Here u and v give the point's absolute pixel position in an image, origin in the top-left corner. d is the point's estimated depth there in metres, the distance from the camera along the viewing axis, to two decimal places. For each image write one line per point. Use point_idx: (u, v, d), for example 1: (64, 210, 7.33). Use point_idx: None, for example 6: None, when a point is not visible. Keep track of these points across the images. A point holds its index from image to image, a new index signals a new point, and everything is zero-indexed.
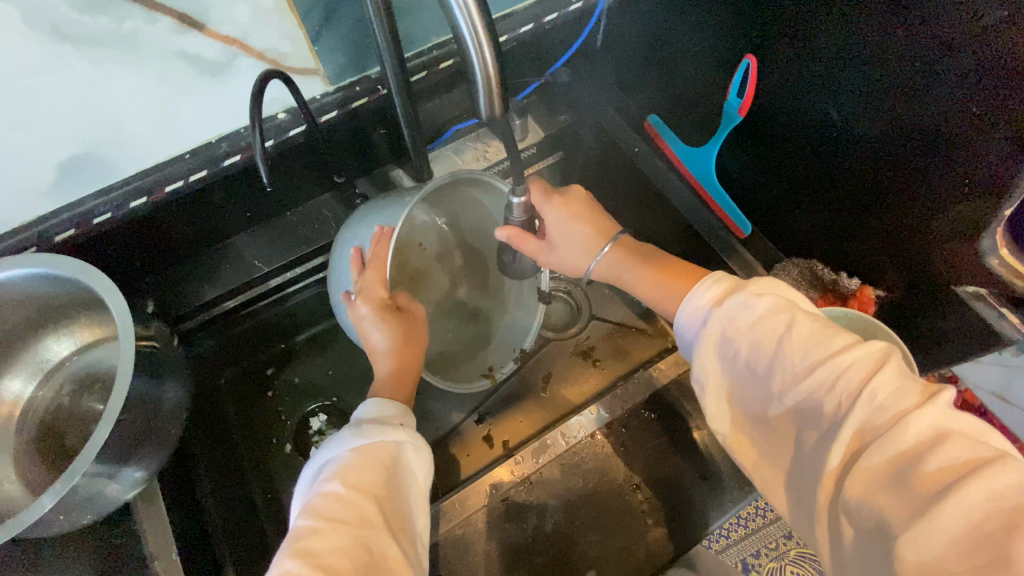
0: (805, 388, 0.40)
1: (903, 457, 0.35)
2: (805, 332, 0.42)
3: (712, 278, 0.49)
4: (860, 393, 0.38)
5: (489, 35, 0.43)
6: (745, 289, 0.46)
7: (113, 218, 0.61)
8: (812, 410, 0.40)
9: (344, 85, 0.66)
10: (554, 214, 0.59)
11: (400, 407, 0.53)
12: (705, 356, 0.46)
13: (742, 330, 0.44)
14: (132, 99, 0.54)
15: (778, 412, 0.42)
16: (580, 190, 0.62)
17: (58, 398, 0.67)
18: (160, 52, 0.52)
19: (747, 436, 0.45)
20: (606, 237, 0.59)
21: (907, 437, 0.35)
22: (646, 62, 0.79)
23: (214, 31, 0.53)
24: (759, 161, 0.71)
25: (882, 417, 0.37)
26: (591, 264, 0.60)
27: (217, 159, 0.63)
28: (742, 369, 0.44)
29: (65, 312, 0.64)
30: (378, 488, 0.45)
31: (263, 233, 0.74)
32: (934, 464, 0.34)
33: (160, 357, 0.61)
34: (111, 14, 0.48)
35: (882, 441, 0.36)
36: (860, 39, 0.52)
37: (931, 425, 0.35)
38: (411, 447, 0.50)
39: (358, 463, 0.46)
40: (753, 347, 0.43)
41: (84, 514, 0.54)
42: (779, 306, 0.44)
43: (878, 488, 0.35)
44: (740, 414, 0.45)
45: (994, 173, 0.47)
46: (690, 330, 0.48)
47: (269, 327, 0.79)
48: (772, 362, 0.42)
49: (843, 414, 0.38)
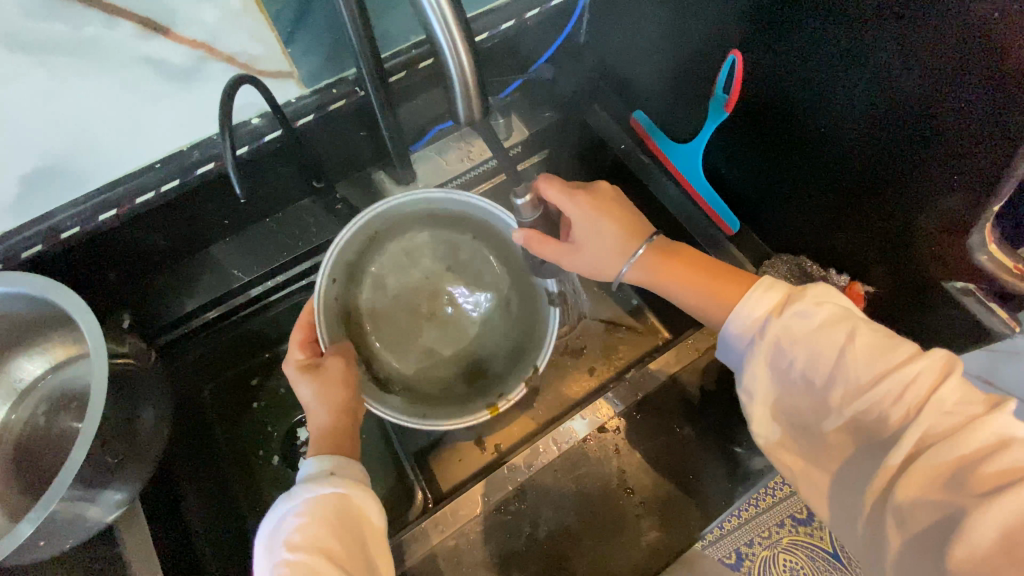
0: (868, 397, 0.41)
1: (965, 460, 0.37)
2: (867, 342, 0.43)
3: (763, 285, 0.49)
4: (928, 400, 0.39)
5: (465, 37, 0.41)
6: (804, 297, 0.47)
7: (80, 233, 0.58)
8: (876, 420, 0.41)
9: (321, 88, 0.64)
10: (580, 215, 0.55)
11: (338, 454, 0.50)
12: (758, 368, 0.47)
13: (800, 340, 0.45)
14: (96, 107, 0.53)
15: (835, 422, 0.44)
16: (606, 186, 0.58)
17: (34, 419, 0.65)
18: (123, 57, 0.51)
19: (793, 444, 0.47)
20: (642, 238, 0.56)
21: (974, 441, 0.37)
22: (631, 56, 0.77)
23: (180, 35, 0.52)
24: (749, 160, 0.70)
25: (949, 421, 0.39)
26: (624, 268, 0.57)
27: (189, 168, 0.60)
28: (796, 379, 0.45)
29: (36, 330, 0.62)
30: (329, 547, 0.43)
31: (240, 241, 0.71)
32: (996, 466, 0.36)
33: (134, 375, 0.59)
34: (67, 22, 0.48)
35: (945, 445, 0.38)
36: (842, 37, 0.51)
37: (996, 432, 0.37)
38: (356, 493, 0.47)
39: (305, 525, 0.44)
40: (810, 358, 0.44)
41: (65, 541, 0.53)
42: (839, 315, 0.45)
43: (937, 486, 0.37)
44: (789, 423, 0.47)
45: (985, 171, 0.47)
46: (741, 340, 0.49)
47: (251, 338, 0.76)
48: (832, 372, 0.43)
49: (910, 422, 0.40)
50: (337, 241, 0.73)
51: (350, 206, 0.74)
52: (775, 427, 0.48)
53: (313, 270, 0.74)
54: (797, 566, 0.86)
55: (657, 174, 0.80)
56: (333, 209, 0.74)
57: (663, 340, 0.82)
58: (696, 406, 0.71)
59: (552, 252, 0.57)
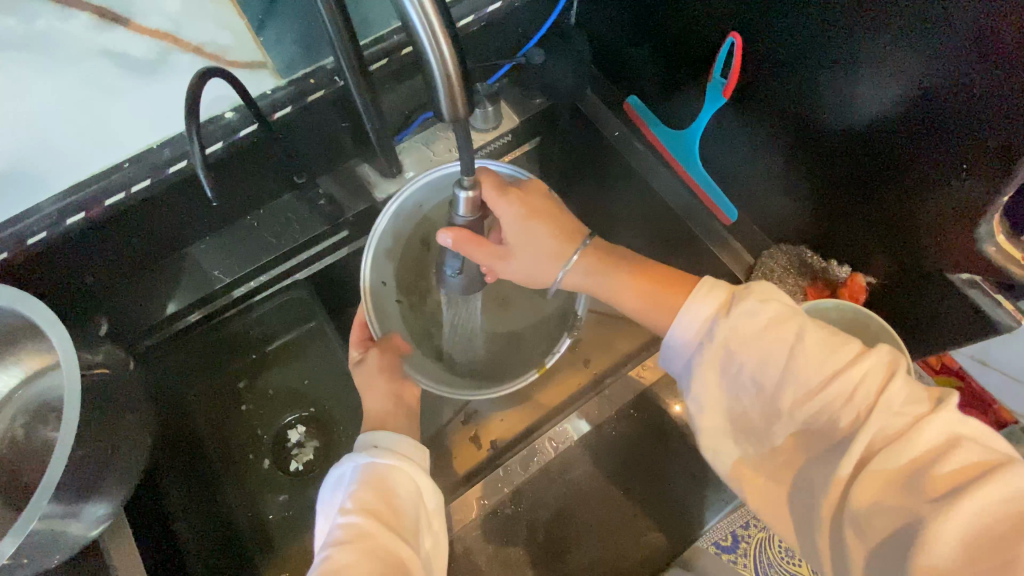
0: (818, 402, 0.42)
1: (916, 463, 0.38)
2: (815, 341, 0.43)
3: (705, 287, 0.48)
4: (876, 404, 0.40)
5: (445, 24, 0.38)
6: (749, 296, 0.46)
7: (49, 239, 0.54)
8: (824, 424, 0.42)
9: (296, 78, 0.60)
10: (516, 212, 0.54)
11: (393, 430, 0.53)
12: (708, 373, 0.47)
13: (748, 345, 0.45)
14: (54, 103, 0.54)
15: (786, 427, 0.44)
16: (540, 186, 0.57)
17: (12, 430, 0.62)
18: (81, 50, 0.55)
19: (747, 457, 0.47)
20: (575, 242, 0.56)
21: (921, 443, 0.39)
22: (623, 39, 0.74)
23: (140, 25, 0.56)
24: (749, 147, 0.67)
25: (896, 425, 0.40)
26: (559, 274, 0.56)
27: (162, 167, 0.56)
28: (745, 383, 0.45)
29: (9, 340, 0.59)
30: (380, 508, 0.46)
31: (220, 242, 0.68)
32: (945, 469, 0.37)
33: (113, 385, 0.57)
34: (20, 16, 0.53)
35: (893, 451, 0.39)
36: (847, 18, 0.48)
37: (945, 431, 0.39)
38: (407, 465, 0.50)
39: (360, 488, 0.47)
40: (760, 362, 0.44)
41: (51, 557, 0.51)
42: (783, 314, 0.45)
43: (890, 493, 0.39)
44: (741, 437, 0.46)
45: (992, 162, 0.45)
46: (688, 345, 0.48)
47: (236, 339, 0.74)
48: (782, 377, 0.43)
49: (859, 426, 0.40)
50: (321, 238, 0.70)
51: (333, 203, 0.70)
52: (728, 445, 0.47)
53: (298, 268, 0.71)
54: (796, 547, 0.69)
55: (652, 163, 0.77)
56: (314, 205, 0.70)
57: None
58: None
59: (484, 257, 0.53)
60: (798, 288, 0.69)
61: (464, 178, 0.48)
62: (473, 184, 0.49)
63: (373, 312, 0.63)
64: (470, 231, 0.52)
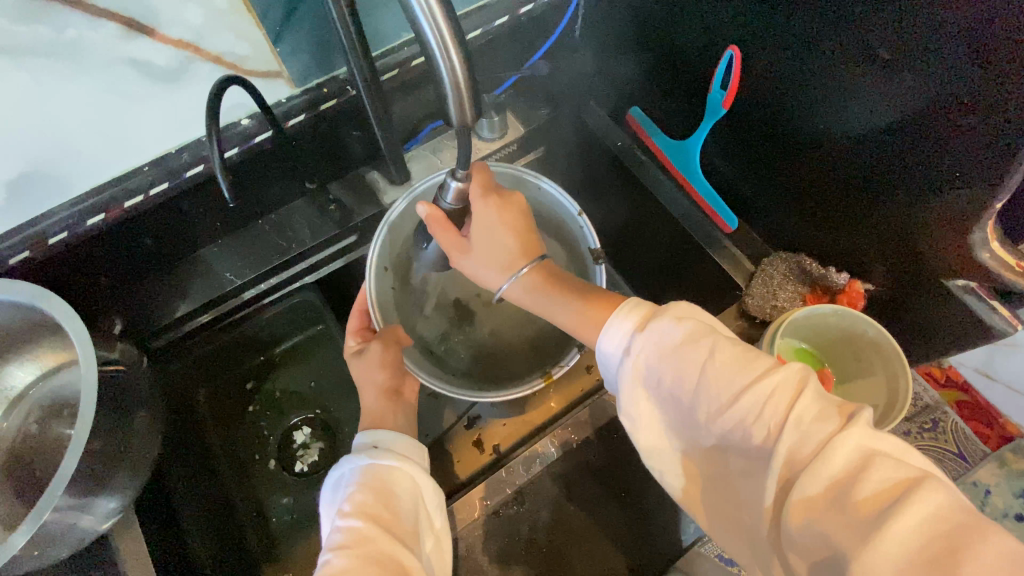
0: (731, 417, 0.39)
1: (836, 483, 0.34)
2: (726, 357, 0.41)
3: (630, 305, 0.47)
4: (787, 419, 0.37)
5: (454, 33, 0.40)
6: (666, 314, 0.45)
7: (69, 238, 0.57)
8: (741, 441, 0.39)
9: (310, 86, 0.63)
10: (484, 216, 0.54)
11: (392, 432, 0.54)
12: (632, 389, 0.44)
13: (664, 359, 0.43)
14: (77, 114, 0.53)
15: (708, 441, 0.42)
16: (522, 199, 0.56)
17: (26, 427, 0.63)
18: (104, 58, 0.52)
19: (692, 476, 0.44)
20: (529, 257, 0.54)
21: (836, 462, 0.34)
22: (628, 51, 0.76)
23: (165, 36, 0.53)
24: (748, 159, 0.69)
25: (809, 442, 0.36)
26: (505, 284, 0.55)
27: (179, 171, 0.59)
28: (667, 399, 0.43)
29: (28, 338, 0.61)
30: (380, 511, 0.46)
31: (233, 243, 0.70)
32: (867, 490, 0.33)
33: (128, 381, 0.59)
34: (51, 24, 0.49)
35: (811, 471, 0.35)
36: (843, 32, 0.50)
37: (857, 447, 0.34)
38: (407, 470, 0.51)
39: (360, 492, 0.47)
40: (677, 375, 0.42)
41: (59, 551, 0.52)
42: (699, 330, 0.43)
43: (816, 517, 0.34)
44: (680, 455, 0.44)
45: (988, 167, 0.46)
46: (614, 362, 0.46)
47: (245, 342, 0.75)
48: (698, 391, 0.41)
49: (773, 443, 0.37)
50: (332, 242, 0.72)
51: (343, 208, 0.73)
52: (672, 464, 0.45)
53: (307, 272, 0.73)
54: None
55: (654, 171, 0.79)
56: (325, 210, 0.72)
57: None
58: None
59: (449, 242, 0.54)
60: (798, 294, 0.70)
61: (456, 169, 0.51)
62: (464, 177, 0.52)
63: (376, 304, 0.65)
64: (446, 218, 0.54)
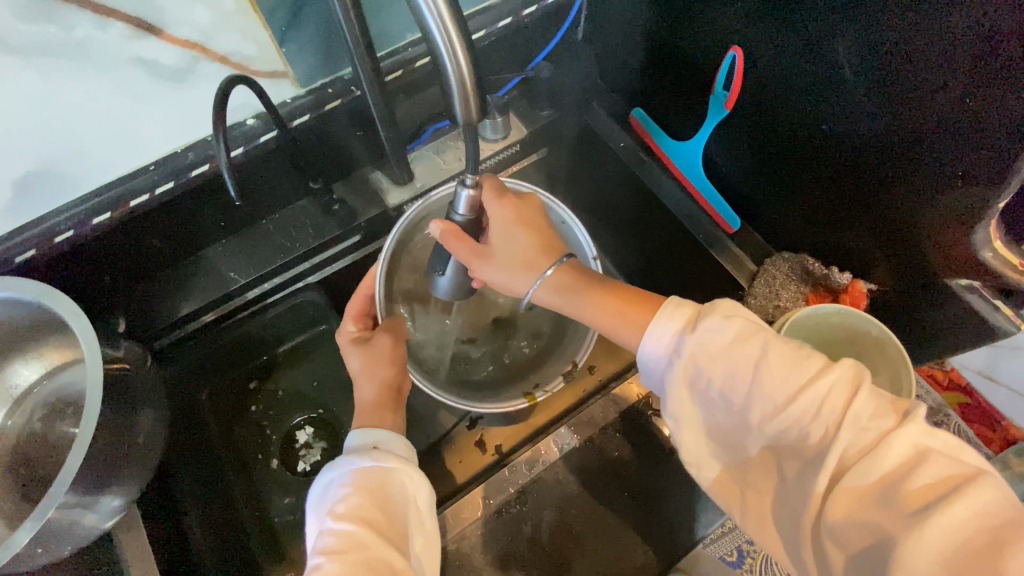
0: (785, 418, 0.40)
1: (889, 477, 0.36)
2: (780, 357, 0.41)
3: (674, 304, 0.45)
4: (844, 418, 0.38)
5: (460, 33, 0.41)
6: (714, 313, 0.44)
7: (74, 236, 0.56)
8: (795, 440, 0.40)
9: (315, 88, 0.62)
10: (501, 215, 0.54)
11: (389, 432, 0.54)
12: (677, 389, 0.44)
13: (715, 360, 0.42)
14: (88, 113, 0.57)
15: (757, 440, 0.42)
16: (535, 201, 0.58)
17: (30, 425, 0.64)
18: (116, 56, 0.58)
19: (730, 467, 0.45)
20: (553, 257, 0.54)
21: (891, 457, 0.36)
22: (630, 53, 0.77)
23: (172, 35, 0.60)
24: (750, 159, 0.70)
25: (863, 439, 0.37)
26: (531, 287, 0.54)
27: (183, 170, 0.57)
28: (715, 399, 0.43)
29: (33, 336, 0.61)
30: (373, 514, 0.46)
31: (237, 243, 0.71)
32: (919, 483, 0.35)
33: (132, 379, 0.59)
34: (58, 24, 0.57)
35: (864, 466, 0.37)
36: (844, 33, 0.51)
37: (913, 444, 0.36)
38: (403, 471, 0.50)
39: (353, 494, 0.47)
40: (728, 377, 0.42)
41: (65, 547, 0.51)
42: (749, 330, 0.43)
43: (863, 508, 0.36)
44: (720, 449, 0.45)
45: (990, 168, 0.46)
46: (657, 363, 0.46)
47: (249, 342, 0.76)
48: (750, 391, 0.41)
49: (829, 441, 0.38)
50: (335, 241, 0.73)
51: (347, 208, 0.73)
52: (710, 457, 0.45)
53: (311, 272, 0.74)
54: None
55: (655, 171, 0.80)
56: (330, 210, 0.72)
57: None
58: None
59: (464, 252, 0.54)
60: (800, 295, 0.70)
61: (467, 176, 0.52)
62: (474, 184, 0.52)
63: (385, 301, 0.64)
64: (459, 228, 0.54)
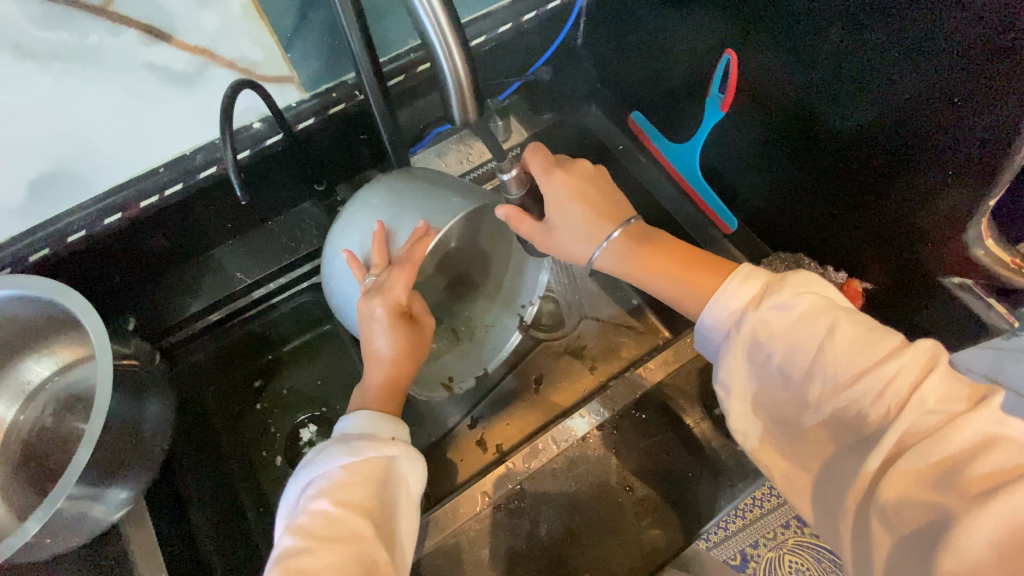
0: (846, 397, 0.38)
1: (946, 461, 0.34)
2: (848, 336, 0.39)
3: (742, 275, 0.45)
4: (909, 400, 0.36)
5: (459, 39, 0.42)
6: (784, 288, 0.43)
7: (87, 236, 0.59)
8: (855, 420, 0.38)
9: (321, 91, 0.66)
10: (551, 192, 0.53)
11: (393, 418, 0.51)
12: (734, 362, 0.43)
13: (777, 335, 0.41)
14: (100, 115, 0.55)
15: (812, 420, 0.40)
16: (588, 166, 0.55)
17: (41, 419, 0.65)
18: (126, 63, 0.53)
19: (772, 442, 0.43)
20: (619, 222, 0.52)
21: (956, 441, 0.34)
22: (628, 57, 0.78)
23: (182, 42, 0.54)
24: (746, 160, 0.71)
25: (928, 422, 0.35)
26: (596, 252, 0.52)
27: (192, 172, 0.62)
28: (772, 375, 0.42)
29: (45, 332, 0.63)
30: (367, 503, 0.44)
31: (244, 243, 0.73)
32: (981, 469, 0.33)
33: (141, 374, 0.60)
34: (73, 30, 0.50)
35: (925, 447, 0.35)
36: (837, 35, 0.52)
37: (981, 431, 0.34)
38: (404, 460, 0.48)
39: (348, 478, 0.45)
40: (788, 354, 0.41)
41: (72, 538, 0.53)
42: (819, 307, 0.41)
43: (922, 489, 0.34)
44: (768, 423, 0.43)
45: (981, 165, 0.47)
46: (716, 334, 0.45)
47: (254, 340, 0.77)
48: (811, 369, 0.40)
49: (889, 422, 0.36)
50: None
51: None
52: (755, 430, 0.44)
53: (315, 271, 0.75)
54: (802, 566, 0.84)
55: (653, 174, 0.81)
56: (334, 211, 0.74)
57: (664, 339, 0.81)
58: (693, 406, 0.72)
59: (527, 230, 0.54)
60: None
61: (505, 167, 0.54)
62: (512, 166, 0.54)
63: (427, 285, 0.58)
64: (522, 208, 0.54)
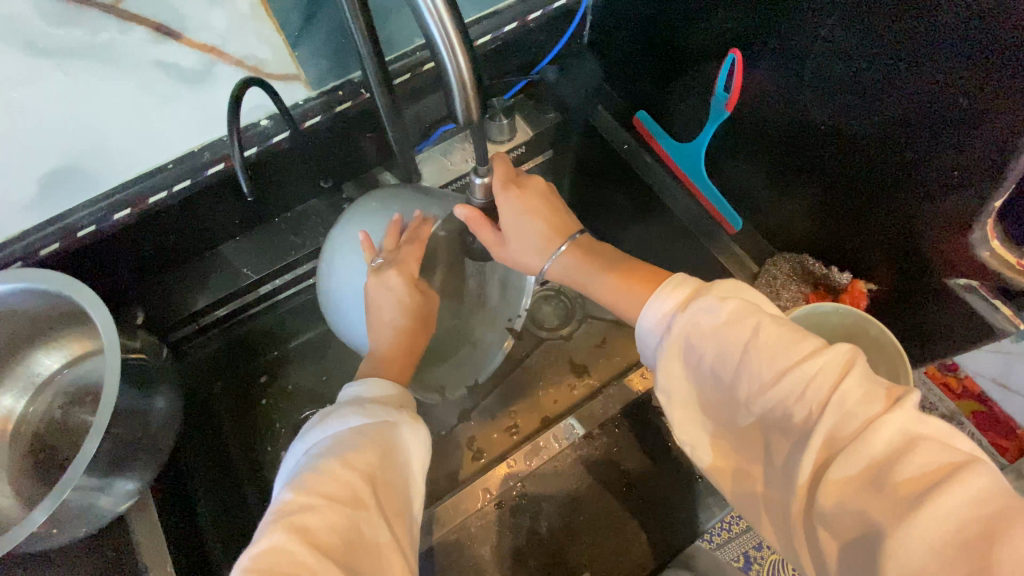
0: (771, 396, 0.38)
1: (875, 464, 0.34)
2: (772, 337, 0.40)
3: (673, 281, 0.45)
4: (829, 400, 0.36)
5: (460, 36, 0.42)
6: (710, 292, 0.43)
7: (96, 231, 0.59)
8: (781, 420, 0.38)
9: (326, 90, 0.65)
10: (509, 207, 0.55)
11: (401, 389, 0.51)
12: (670, 365, 0.43)
13: (708, 336, 0.41)
14: (113, 110, 0.58)
15: (746, 420, 0.41)
16: (542, 184, 0.58)
17: (50, 413, 0.66)
18: (131, 60, 0.58)
19: (718, 447, 0.44)
20: (565, 236, 0.56)
21: (876, 443, 0.34)
22: (632, 59, 0.79)
23: (191, 39, 0.59)
24: (753, 159, 0.70)
25: (849, 425, 0.35)
26: (546, 264, 0.56)
27: (200, 169, 0.61)
28: (706, 376, 0.42)
29: (53, 326, 0.64)
30: (372, 468, 0.43)
31: (252, 241, 0.73)
32: (905, 472, 0.33)
33: (150, 368, 0.61)
34: (86, 28, 0.56)
35: (853, 450, 0.34)
36: (846, 35, 0.51)
37: (900, 430, 0.34)
38: (410, 429, 0.48)
39: (357, 443, 0.44)
40: (718, 354, 0.41)
41: (79, 528, 0.53)
42: (744, 309, 0.42)
43: (855, 495, 0.34)
44: (711, 428, 0.43)
45: (984, 165, 0.46)
46: (651, 339, 0.45)
47: (262, 334, 0.79)
48: (738, 370, 0.40)
49: (812, 423, 0.36)
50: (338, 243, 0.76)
51: None
52: (700, 434, 0.44)
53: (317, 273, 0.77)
54: None
55: (660, 174, 0.81)
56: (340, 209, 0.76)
57: None
58: None
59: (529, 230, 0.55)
60: (801, 294, 0.71)
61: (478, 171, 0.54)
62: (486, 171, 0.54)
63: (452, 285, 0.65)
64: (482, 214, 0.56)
